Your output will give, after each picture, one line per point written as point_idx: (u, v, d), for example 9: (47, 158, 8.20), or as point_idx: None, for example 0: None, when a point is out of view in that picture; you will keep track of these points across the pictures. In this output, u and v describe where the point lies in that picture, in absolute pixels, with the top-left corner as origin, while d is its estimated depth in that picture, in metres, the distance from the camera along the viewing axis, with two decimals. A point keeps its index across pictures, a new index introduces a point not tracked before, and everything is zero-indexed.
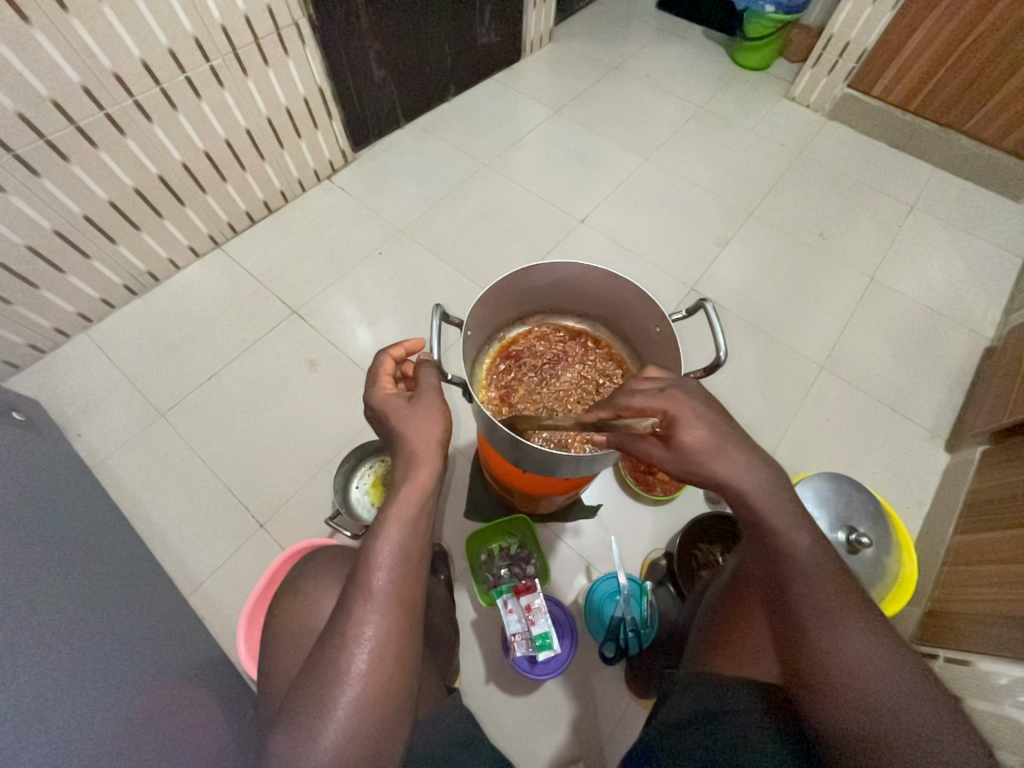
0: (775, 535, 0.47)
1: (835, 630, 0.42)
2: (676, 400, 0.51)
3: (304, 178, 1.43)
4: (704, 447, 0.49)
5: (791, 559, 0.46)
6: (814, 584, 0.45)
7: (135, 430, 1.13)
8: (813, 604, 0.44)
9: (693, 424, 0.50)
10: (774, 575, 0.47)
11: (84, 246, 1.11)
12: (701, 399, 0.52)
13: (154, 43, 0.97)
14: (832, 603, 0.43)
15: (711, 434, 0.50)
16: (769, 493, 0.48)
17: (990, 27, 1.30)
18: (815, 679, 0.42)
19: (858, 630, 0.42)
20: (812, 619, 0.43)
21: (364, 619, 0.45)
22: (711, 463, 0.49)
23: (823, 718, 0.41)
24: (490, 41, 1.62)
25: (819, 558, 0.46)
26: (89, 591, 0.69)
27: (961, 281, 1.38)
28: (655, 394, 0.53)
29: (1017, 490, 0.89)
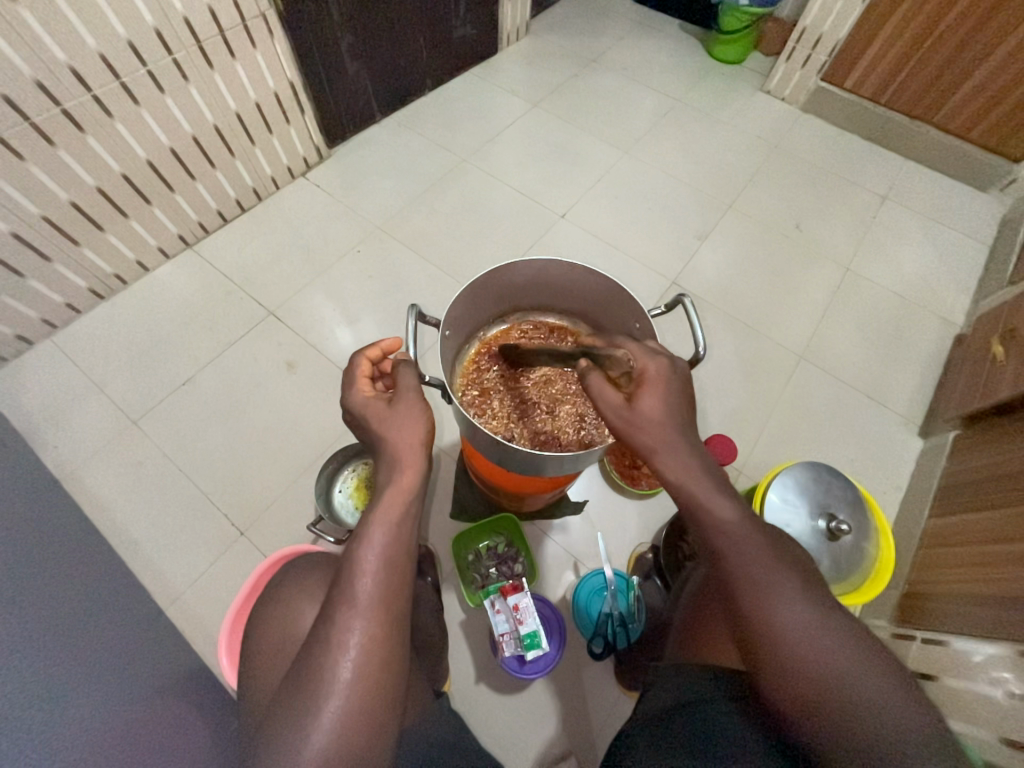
0: (700, 504, 0.48)
1: (773, 601, 0.43)
2: (660, 373, 0.54)
3: (277, 175, 1.39)
4: (656, 417, 0.51)
5: (717, 530, 0.47)
6: (746, 554, 0.45)
7: (107, 439, 1.09)
8: (744, 574, 0.45)
9: (657, 394, 0.52)
10: (708, 550, 0.48)
11: (45, 248, 1.07)
12: (679, 381, 0.54)
13: (114, 35, 0.93)
14: (763, 571, 0.44)
15: (670, 404, 0.52)
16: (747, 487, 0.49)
17: (955, 21, 1.33)
18: (760, 651, 0.43)
19: (794, 598, 0.43)
20: (749, 592, 0.44)
21: (349, 626, 0.44)
22: (656, 432, 0.51)
23: (772, 690, 0.42)
24: (465, 33, 1.60)
25: (740, 527, 0.46)
26: (63, 608, 0.66)
27: (932, 270, 1.41)
28: (649, 354, 0.56)
29: (990, 473, 0.91)
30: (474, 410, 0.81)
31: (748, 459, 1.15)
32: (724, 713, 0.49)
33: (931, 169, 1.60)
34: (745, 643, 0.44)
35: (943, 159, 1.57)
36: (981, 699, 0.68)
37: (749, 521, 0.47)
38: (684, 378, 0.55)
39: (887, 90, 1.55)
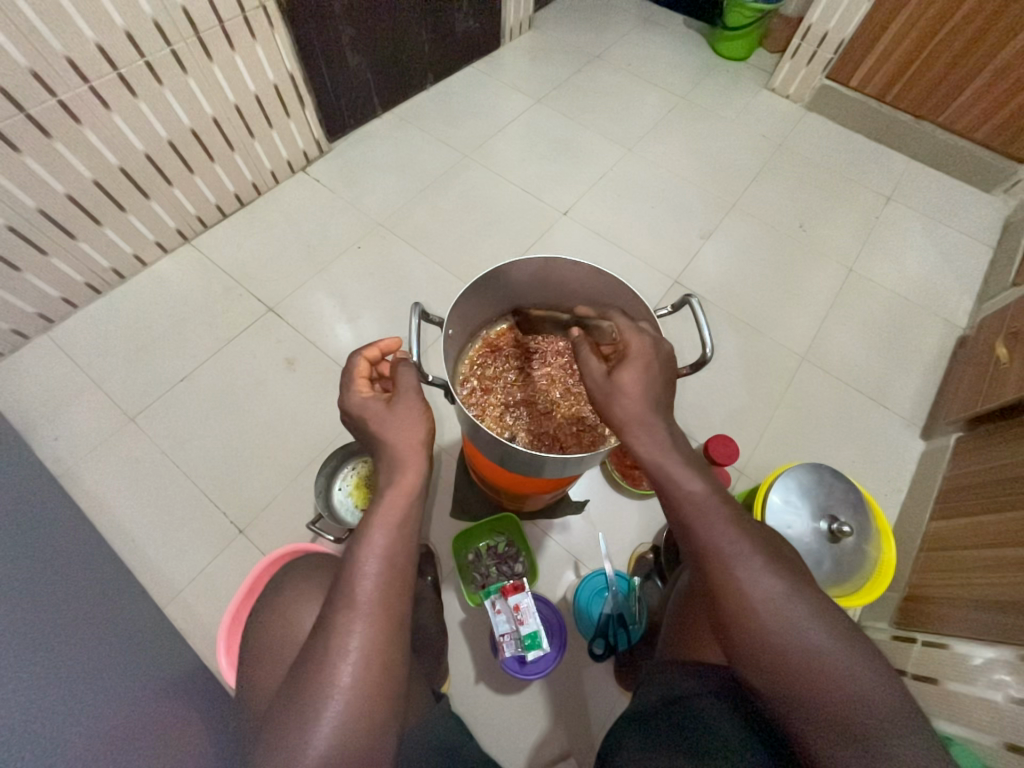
0: (668, 476, 0.48)
1: (743, 578, 0.44)
2: (643, 349, 0.54)
3: (277, 169, 1.38)
4: (632, 391, 0.51)
5: (687, 504, 0.47)
6: (715, 529, 0.46)
7: (105, 435, 1.08)
8: (717, 552, 0.46)
9: (637, 372, 0.52)
10: (679, 525, 0.48)
11: (41, 241, 1.05)
12: (661, 362, 0.54)
13: (110, 25, 0.91)
14: (731, 545, 0.46)
15: (650, 384, 0.52)
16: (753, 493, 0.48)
17: (962, 20, 1.32)
18: (731, 625, 0.45)
19: (763, 572, 0.44)
20: (719, 567, 0.45)
21: (349, 630, 0.44)
22: (629, 406, 0.51)
23: (742, 659, 0.44)
24: (468, 27, 1.58)
25: (708, 501, 0.47)
26: (60, 607, 0.65)
27: (935, 271, 1.41)
28: (638, 332, 0.55)
29: (994, 476, 0.90)
30: (474, 409, 0.80)
31: (750, 459, 1.14)
32: (706, 703, 0.50)
33: (935, 170, 1.59)
34: (717, 617, 0.46)
35: (947, 159, 1.56)
36: (984, 703, 0.68)
37: (716, 493, 0.48)
38: (669, 363, 0.55)
39: (893, 89, 1.53)
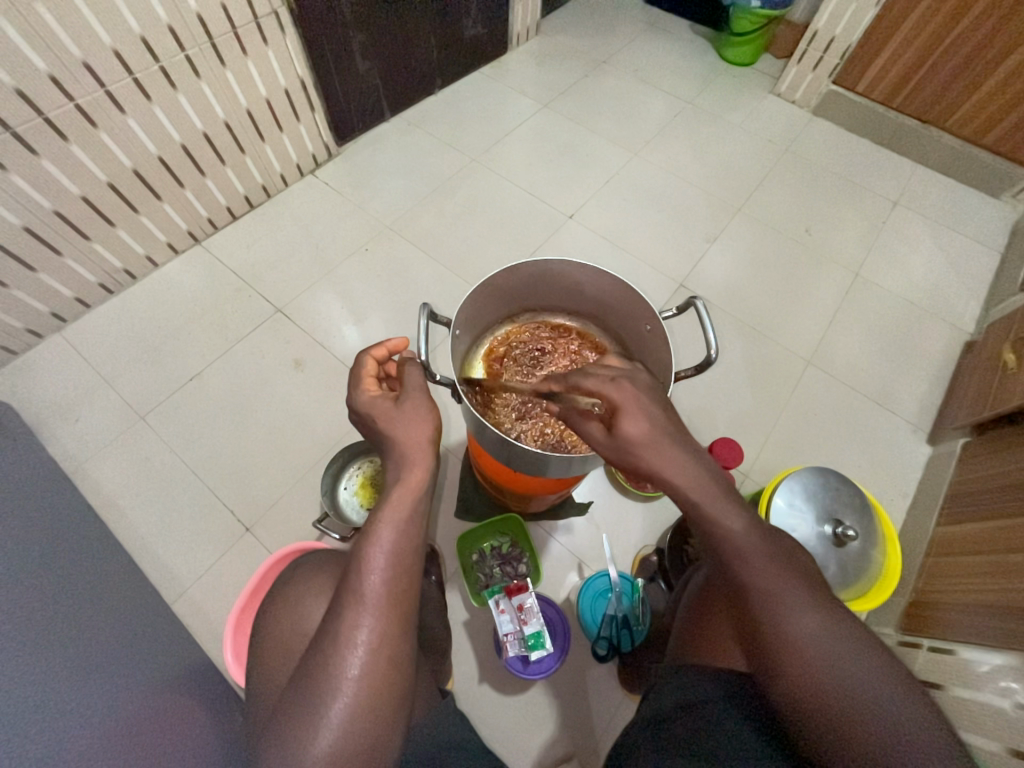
0: (712, 526, 0.46)
1: (783, 611, 0.43)
2: (624, 391, 0.48)
3: (287, 172, 1.40)
4: (642, 441, 0.47)
5: (728, 548, 0.46)
6: (755, 568, 0.45)
7: (115, 433, 1.09)
8: (758, 588, 0.45)
9: (637, 416, 0.48)
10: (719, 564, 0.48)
11: (55, 242, 1.07)
12: (648, 393, 0.49)
13: (127, 32, 0.93)
14: (771, 582, 0.44)
15: (654, 420, 0.48)
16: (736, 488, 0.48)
17: (970, 26, 1.32)
18: (768, 656, 0.43)
19: (804, 607, 0.43)
20: (757, 601, 0.44)
21: (357, 622, 0.44)
22: (648, 459, 0.47)
23: (778, 695, 0.43)
24: (476, 33, 1.60)
25: (750, 540, 0.46)
26: (71, 602, 0.66)
27: (942, 276, 1.40)
28: (609, 381, 0.49)
29: (1000, 482, 0.90)
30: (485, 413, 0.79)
31: (755, 463, 1.14)
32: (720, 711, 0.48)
33: (943, 175, 1.59)
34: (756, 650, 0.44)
35: (956, 165, 1.56)
36: (989, 709, 0.67)
37: (755, 530, 0.46)
38: (654, 385, 0.51)
39: (899, 94, 1.54)
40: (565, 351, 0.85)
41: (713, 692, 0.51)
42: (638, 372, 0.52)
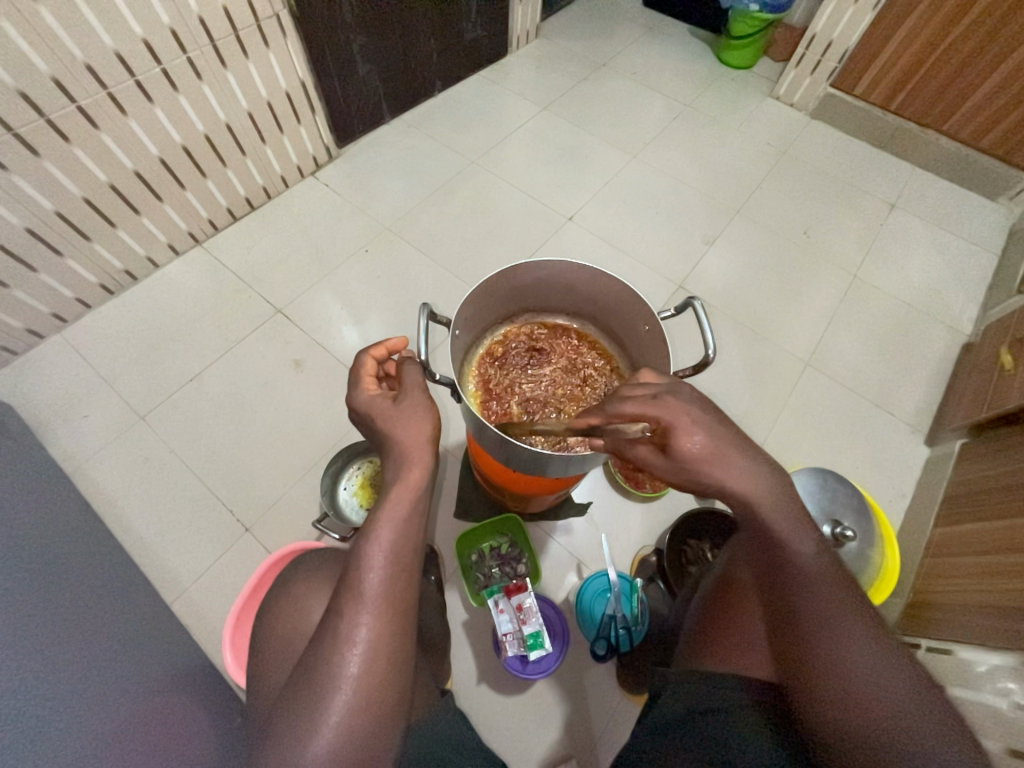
0: (783, 548, 0.48)
1: (839, 639, 0.43)
2: (671, 408, 0.49)
3: (288, 174, 1.40)
4: (703, 454, 0.49)
5: (796, 570, 0.47)
6: (818, 593, 0.45)
7: (114, 433, 1.10)
8: (816, 611, 0.44)
9: (692, 432, 0.48)
10: (774, 584, 0.48)
11: (56, 243, 1.07)
12: (696, 403, 0.50)
13: (129, 34, 0.94)
14: (832, 610, 0.44)
15: (710, 434, 0.49)
16: (775, 493, 0.49)
17: (966, 30, 1.33)
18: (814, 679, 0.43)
19: (863, 637, 0.42)
20: (812, 623, 0.44)
21: (356, 621, 0.45)
22: (710, 471, 0.49)
23: (816, 715, 0.42)
24: (476, 36, 1.60)
25: (821, 565, 0.47)
26: (72, 602, 0.67)
27: (940, 278, 1.41)
28: (652, 401, 0.50)
29: (998, 482, 0.91)
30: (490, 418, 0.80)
31: None
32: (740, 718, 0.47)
33: (940, 178, 1.60)
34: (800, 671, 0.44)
35: (953, 168, 1.57)
36: (987, 709, 0.67)
37: (826, 554, 0.48)
38: (694, 392, 0.52)
39: (897, 97, 1.55)
40: (565, 351, 0.86)
41: (723, 693, 0.50)
42: (679, 384, 0.52)
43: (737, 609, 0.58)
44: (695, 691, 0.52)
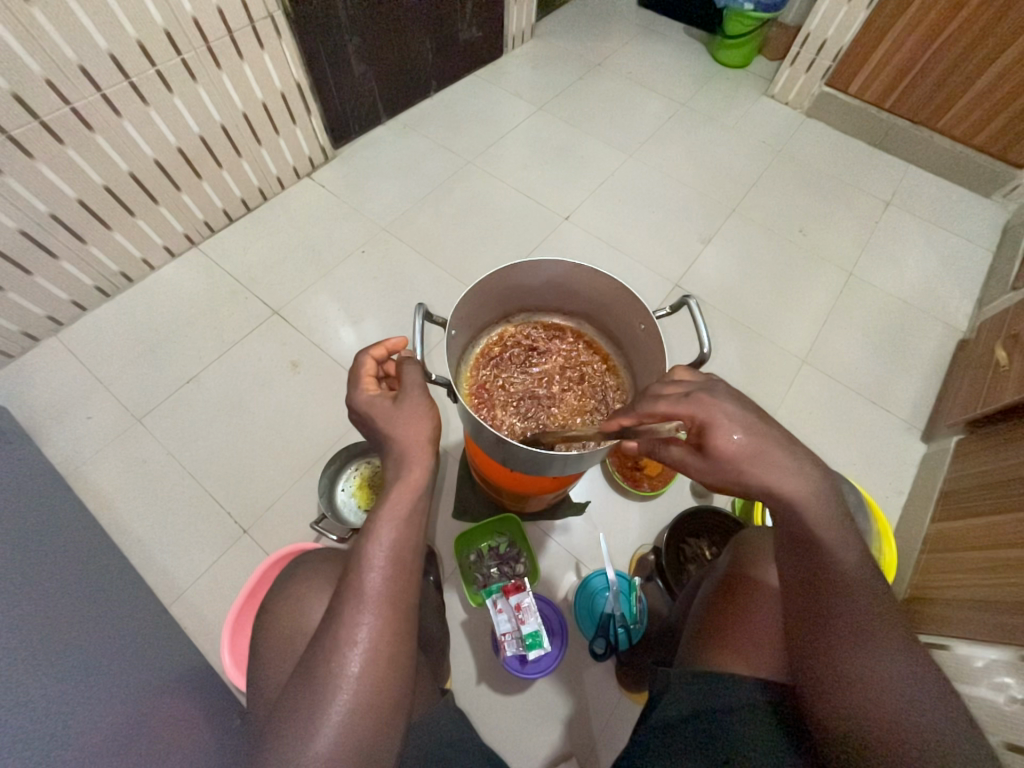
0: (825, 553, 0.45)
1: (872, 653, 0.41)
2: (705, 405, 0.48)
3: (284, 175, 1.40)
4: (743, 452, 0.47)
5: (834, 577, 0.44)
6: (856, 603, 0.43)
7: (111, 436, 1.09)
8: (851, 623, 0.42)
9: (730, 429, 0.47)
10: (809, 588, 0.45)
11: (51, 245, 1.07)
12: (729, 398, 0.49)
13: (123, 36, 0.94)
14: (869, 622, 0.42)
15: (749, 429, 0.47)
16: (821, 499, 0.46)
17: (959, 28, 1.33)
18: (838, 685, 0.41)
19: (898, 652, 0.41)
20: (848, 634, 0.42)
21: (357, 619, 0.45)
22: (753, 469, 0.47)
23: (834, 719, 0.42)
24: (471, 36, 1.61)
25: (864, 574, 0.44)
26: (69, 605, 0.67)
27: (935, 275, 1.41)
28: (687, 400, 0.49)
29: (994, 478, 0.91)
30: (495, 421, 0.79)
31: None
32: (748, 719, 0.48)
33: (935, 175, 1.60)
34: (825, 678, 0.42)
35: (948, 165, 1.57)
36: (985, 703, 0.68)
37: (870, 563, 0.44)
38: (730, 388, 0.51)
39: (891, 95, 1.55)
40: (564, 352, 0.86)
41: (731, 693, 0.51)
42: (712, 381, 0.51)
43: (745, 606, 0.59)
44: (703, 692, 0.53)
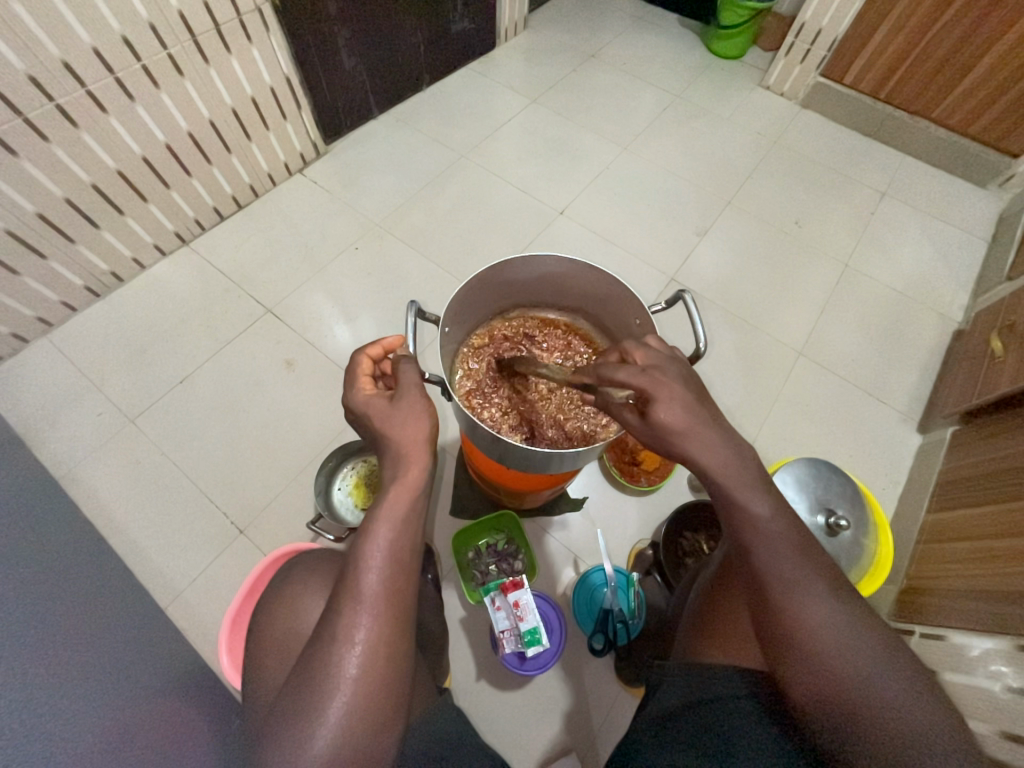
0: (735, 503, 0.47)
1: (802, 600, 0.43)
2: (655, 378, 0.48)
3: (275, 171, 1.39)
4: (679, 427, 0.47)
5: (754, 530, 0.46)
6: (780, 551, 0.45)
7: (104, 438, 1.08)
8: (778, 574, 0.45)
9: (670, 404, 0.47)
10: (739, 547, 0.48)
11: (39, 245, 1.06)
12: (680, 380, 0.49)
13: (108, 30, 0.92)
14: (793, 573, 0.45)
15: (688, 407, 0.47)
16: (735, 464, 0.47)
17: (955, 16, 1.32)
18: (783, 642, 0.43)
19: (823, 597, 0.43)
20: (777, 586, 0.45)
21: (355, 621, 0.44)
22: (685, 443, 0.47)
23: (787, 675, 0.43)
24: (463, 28, 1.59)
25: (774, 525, 0.46)
26: (64, 609, 0.66)
27: (930, 266, 1.41)
28: (639, 371, 0.49)
29: (990, 468, 0.91)
30: (467, 400, 0.80)
31: None
32: (737, 705, 0.48)
33: (930, 166, 1.60)
34: (771, 636, 0.44)
35: (943, 155, 1.57)
36: (980, 692, 0.68)
37: (781, 516, 0.46)
38: (686, 372, 0.51)
39: (886, 85, 1.54)
40: (553, 344, 0.85)
41: (721, 685, 0.50)
42: (669, 360, 0.51)
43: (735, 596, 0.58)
44: (694, 683, 0.52)
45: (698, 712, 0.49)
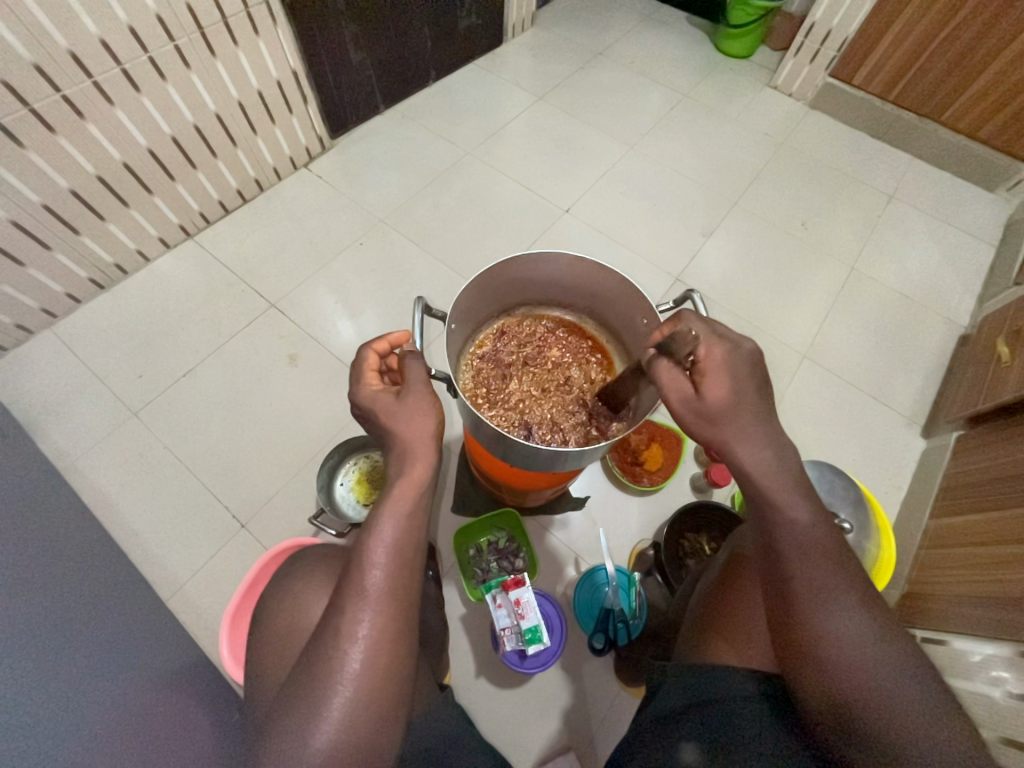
0: (771, 505, 0.47)
1: (827, 608, 0.43)
2: (724, 354, 0.51)
3: (280, 165, 1.38)
4: (727, 403, 0.50)
5: (786, 536, 0.46)
6: (813, 560, 0.45)
7: (107, 430, 1.08)
8: (808, 582, 0.44)
9: (724, 383, 0.50)
10: (767, 551, 0.47)
11: (43, 236, 1.05)
12: (746, 365, 0.51)
13: (115, 22, 0.92)
14: (818, 574, 0.44)
15: (740, 390, 0.50)
16: (775, 472, 0.48)
17: (967, 18, 1.31)
18: (801, 648, 0.43)
19: (850, 608, 0.43)
20: (795, 582, 0.45)
21: (358, 617, 0.44)
22: (726, 423, 0.50)
23: (801, 680, 0.43)
24: (471, 23, 1.58)
25: (813, 533, 0.46)
26: (63, 602, 0.65)
27: (937, 270, 1.41)
28: (715, 340, 0.52)
29: (997, 473, 0.90)
30: (475, 380, 0.82)
31: None
32: (741, 707, 0.48)
33: (939, 169, 1.59)
34: (790, 641, 0.44)
35: (952, 158, 1.56)
36: (981, 697, 0.68)
37: (819, 522, 0.47)
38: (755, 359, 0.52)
39: (896, 86, 1.53)
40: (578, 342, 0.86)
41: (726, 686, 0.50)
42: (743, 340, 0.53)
43: (744, 599, 0.58)
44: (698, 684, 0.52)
45: (701, 710, 0.49)
